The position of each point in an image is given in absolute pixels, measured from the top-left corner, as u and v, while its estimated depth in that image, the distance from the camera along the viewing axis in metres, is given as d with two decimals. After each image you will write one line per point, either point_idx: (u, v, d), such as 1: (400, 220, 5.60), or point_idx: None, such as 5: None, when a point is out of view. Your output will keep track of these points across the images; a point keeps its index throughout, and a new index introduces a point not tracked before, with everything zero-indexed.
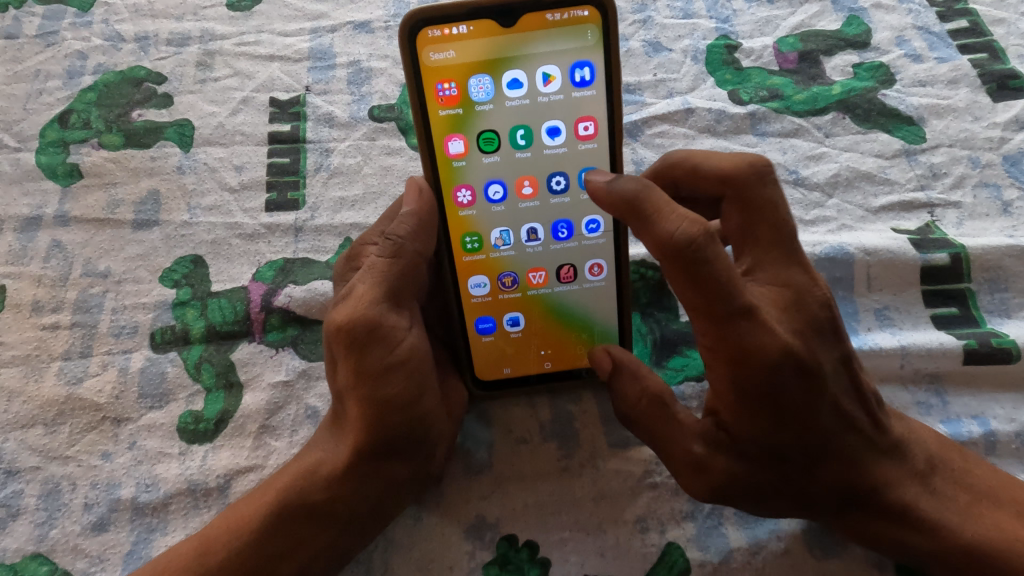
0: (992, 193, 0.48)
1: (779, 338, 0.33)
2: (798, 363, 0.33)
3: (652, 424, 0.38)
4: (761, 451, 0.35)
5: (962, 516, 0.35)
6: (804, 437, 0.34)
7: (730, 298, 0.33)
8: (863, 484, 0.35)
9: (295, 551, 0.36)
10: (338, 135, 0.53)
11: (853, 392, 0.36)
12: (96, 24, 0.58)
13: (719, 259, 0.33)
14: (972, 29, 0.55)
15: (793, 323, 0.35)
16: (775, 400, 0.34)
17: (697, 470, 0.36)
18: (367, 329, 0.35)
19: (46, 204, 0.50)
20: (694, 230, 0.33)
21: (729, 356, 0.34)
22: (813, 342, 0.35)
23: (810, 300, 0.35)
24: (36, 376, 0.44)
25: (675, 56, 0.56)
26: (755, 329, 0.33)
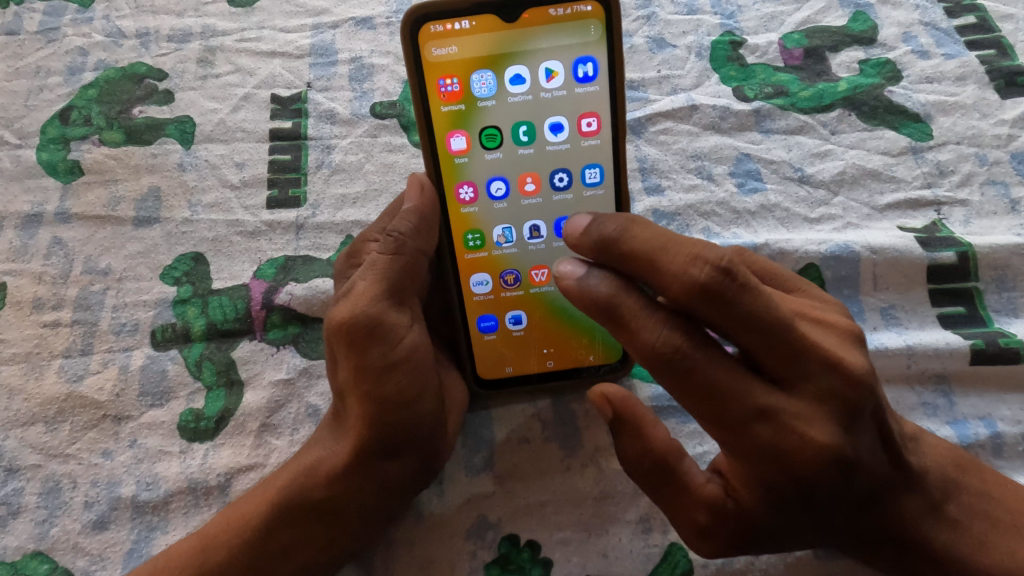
0: (1000, 190, 0.48)
1: (799, 446, 0.30)
2: (838, 464, 0.30)
3: (655, 481, 0.36)
4: (779, 527, 0.33)
5: (978, 546, 0.34)
6: (826, 510, 0.32)
7: (728, 407, 0.30)
8: (878, 526, 0.33)
9: (295, 549, 0.36)
10: (339, 132, 0.53)
11: (883, 447, 0.32)
12: (96, 20, 0.58)
13: (707, 363, 0.30)
14: (980, 25, 0.54)
15: (822, 417, 0.30)
16: (805, 494, 0.31)
17: (705, 537, 0.35)
18: (368, 327, 0.35)
19: (47, 201, 0.50)
20: (676, 337, 0.31)
21: (743, 460, 0.31)
22: (844, 430, 0.30)
23: (835, 383, 0.30)
24: (36, 374, 0.44)
25: (679, 52, 0.55)
26: (768, 437, 0.30)
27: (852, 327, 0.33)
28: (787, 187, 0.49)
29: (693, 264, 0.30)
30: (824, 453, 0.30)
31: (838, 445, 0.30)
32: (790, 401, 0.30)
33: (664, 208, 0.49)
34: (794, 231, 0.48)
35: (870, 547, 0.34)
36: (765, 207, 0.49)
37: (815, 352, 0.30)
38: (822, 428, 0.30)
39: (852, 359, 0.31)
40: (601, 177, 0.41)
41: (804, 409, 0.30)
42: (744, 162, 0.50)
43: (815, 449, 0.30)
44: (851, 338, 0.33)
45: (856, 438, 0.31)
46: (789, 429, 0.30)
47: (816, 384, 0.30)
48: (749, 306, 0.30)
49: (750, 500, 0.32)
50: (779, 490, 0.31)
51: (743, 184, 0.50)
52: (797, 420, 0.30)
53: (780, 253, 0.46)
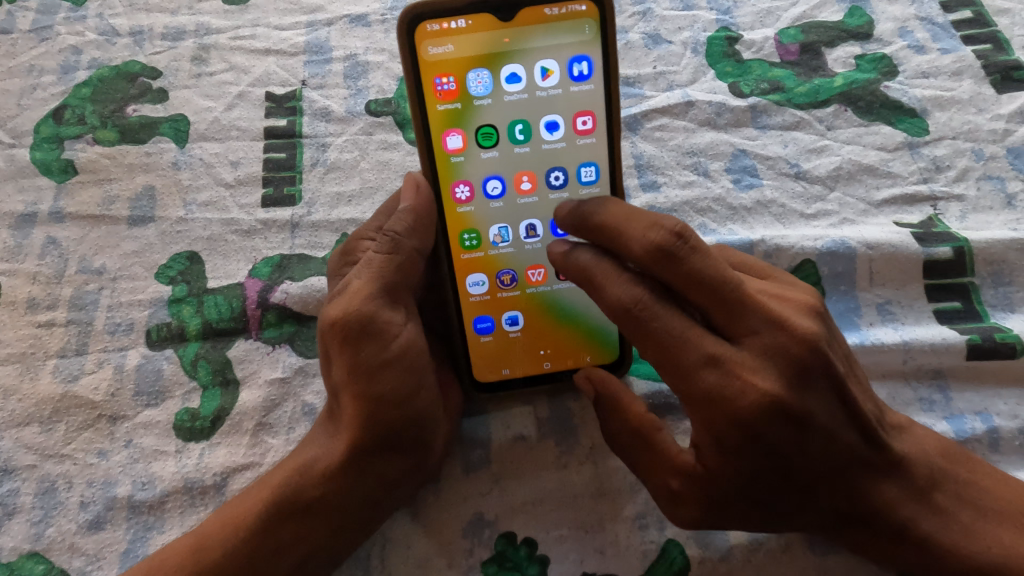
0: (996, 185, 0.48)
1: (742, 393, 0.31)
2: (783, 414, 0.31)
3: (632, 455, 0.37)
4: (744, 493, 0.33)
5: (966, 533, 0.33)
6: (788, 475, 0.33)
7: (678, 355, 0.32)
8: (852, 505, 0.34)
9: (290, 548, 0.36)
10: (334, 130, 0.53)
11: (846, 416, 0.33)
12: (90, 19, 0.58)
13: (661, 316, 0.33)
14: (976, 20, 0.54)
15: (767, 371, 0.32)
16: (757, 448, 0.32)
17: (678, 507, 0.35)
18: (361, 324, 0.35)
19: (41, 201, 0.50)
20: (637, 290, 0.33)
21: (694, 411, 0.32)
22: (788, 384, 0.31)
23: (779, 339, 0.32)
24: (32, 374, 0.44)
25: (675, 48, 0.55)
26: (712, 384, 0.32)
27: (811, 299, 0.34)
28: (783, 183, 0.49)
29: (651, 227, 0.33)
30: (766, 402, 0.31)
31: (781, 397, 0.31)
32: (735, 353, 0.32)
33: (660, 205, 0.49)
34: (790, 227, 0.48)
35: (850, 530, 0.34)
36: (761, 204, 0.48)
37: (761, 312, 0.32)
38: (764, 377, 0.31)
39: (797, 321, 0.32)
40: (597, 175, 0.41)
41: (750, 361, 0.32)
42: (740, 158, 0.50)
43: (757, 396, 0.31)
44: (811, 307, 0.34)
45: (806, 396, 0.32)
46: (733, 378, 0.32)
47: (761, 339, 0.32)
48: (698, 264, 0.32)
49: (712, 461, 0.33)
50: (733, 443, 0.32)
51: (740, 180, 0.49)
52: (741, 370, 0.32)
53: (776, 249, 0.46)
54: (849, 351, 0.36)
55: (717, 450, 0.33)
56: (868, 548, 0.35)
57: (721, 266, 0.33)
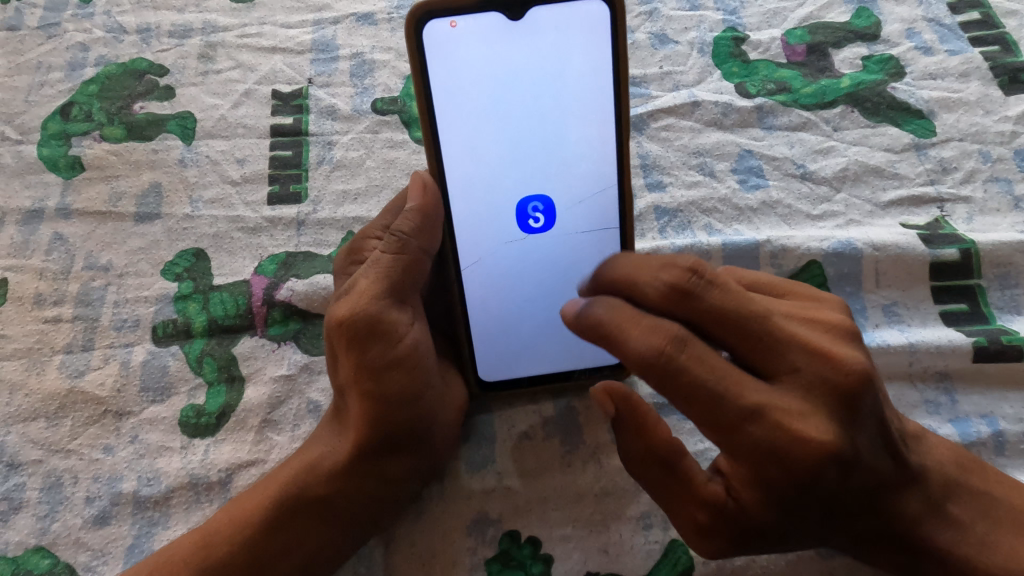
0: (1003, 187, 0.48)
1: (798, 442, 0.29)
2: (837, 460, 0.30)
3: (656, 480, 0.35)
4: (781, 526, 0.32)
5: (981, 545, 0.34)
6: (828, 508, 0.31)
7: (723, 408, 0.30)
8: (879, 525, 0.33)
9: (297, 547, 0.36)
10: (340, 128, 0.53)
11: (882, 445, 0.32)
12: (97, 16, 0.58)
13: (696, 364, 0.30)
14: (984, 21, 0.54)
15: (817, 411, 0.30)
16: (805, 492, 0.30)
17: (703, 534, 0.34)
18: (368, 325, 0.35)
19: (48, 197, 0.50)
20: (655, 340, 0.30)
21: (745, 463, 0.30)
22: (840, 426, 0.30)
23: (828, 377, 0.30)
24: (38, 370, 0.44)
25: (681, 48, 0.55)
26: (765, 437, 0.29)
27: (846, 321, 0.33)
28: (789, 184, 0.49)
29: (664, 269, 0.32)
30: (822, 450, 0.29)
31: (836, 444, 0.29)
32: (781, 396, 0.30)
33: (666, 205, 0.49)
34: (796, 228, 0.48)
35: (870, 544, 0.34)
36: (767, 204, 0.48)
37: (802, 347, 0.30)
38: (818, 422, 0.29)
39: (844, 353, 0.30)
40: (604, 177, 0.41)
41: (798, 405, 0.30)
42: (746, 158, 0.50)
43: (813, 446, 0.29)
44: (848, 331, 0.32)
45: (856, 436, 0.30)
46: (786, 426, 0.29)
47: (805, 378, 0.30)
48: (721, 303, 0.31)
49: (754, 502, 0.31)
50: (782, 490, 0.30)
51: (746, 181, 0.49)
52: (792, 415, 0.30)
53: (782, 250, 0.46)
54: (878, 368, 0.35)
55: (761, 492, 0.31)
56: (883, 561, 0.35)
57: (750, 300, 0.31)
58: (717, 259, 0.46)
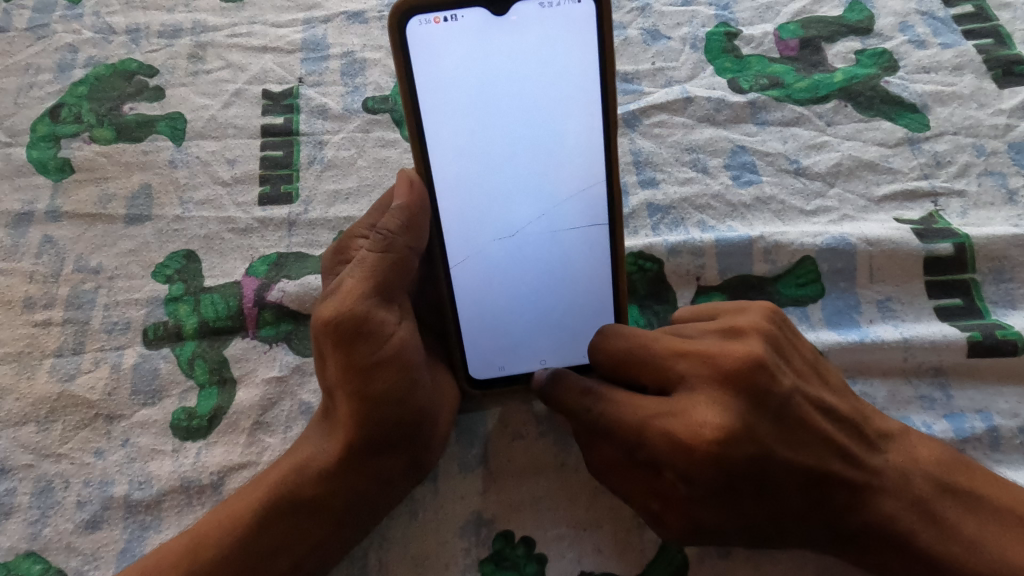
0: (997, 181, 0.47)
1: (686, 437, 0.31)
2: (735, 446, 0.31)
3: (618, 487, 0.36)
4: (727, 525, 0.33)
5: (971, 545, 0.33)
6: (764, 499, 0.33)
7: (623, 423, 0.34)
8: (841, 521, 0.34)
9: (286, 549, 0.36)
10: (331, 128, 0.53)
11: (804, 436, 0.33)
12: (86, 17, 0.57)
13: (606, 404, 0.35)
14: (977, 14, 0.54)
15: (703, 403, 0.32)
16: (720, 484, 0.31)
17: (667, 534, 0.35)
18: (356, 325, 0.35)
19: (38, 200, 0.50)
20: (579, 399, 0.36)
21: (661, 469, 0.32)
22: (730, 414, 0.31)
23: (708, 373, 0.32)
24: (29, 373, 0.44)
25: (674, 44, 0.55)
26: (658, 438, 0.32)
27: (752, 321, 0.35)
28: (783, 179, 0.49)
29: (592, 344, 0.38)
30: (710, 437, 0.31)
31: (723, 431, 0.31)
32: (671, 402, 0.33)
33: (659, 202, 0.48)
34: (789, 223, 0.47)
35: (851, 539, 0.34)
36: (760, 200, 0.48)
37: (684, 356, 0.33)
38: (704, 411, 0.32)
39: (723, 348, 0.33)
40: (594, 173, 0.41)
41: (685, 402, 0.32)
42: (740, 154, 0.50)
43: (704, 439, 0.31)
44: (754, 328, 0.34)
45: (752, 423, 0.32)
46: (673, 424, 0.32)
47: (690, 380, 0.33)
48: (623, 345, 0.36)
49: (692, 502, 0.33)
50: (697, 485, 0.31)
51: (739, 177, 0.49)
52: (680, 412, 0.32)
53: (775, 246, 0.46)
54: (817, 362, 0.37)
55: (689, 492, 0.32)
56: (863, 561, 0.35)
57: (639, 337, 0.36)
58: (711, 255, 0.46)
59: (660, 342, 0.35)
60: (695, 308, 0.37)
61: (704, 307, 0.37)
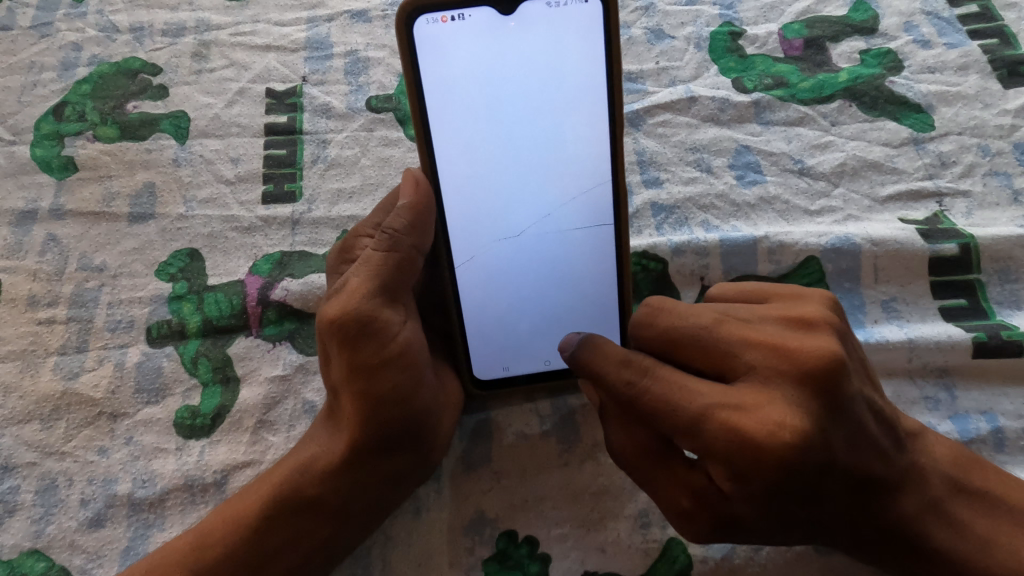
0: (1002, 181, 0.47)
1: (757, 434, 0.30)
2: (806, 451, 0.30)
3: (643, 467, 0.35)
4: (760, 521, 0.32)
5: (981, 545, 0.33)
6: (812, 501, 0.31)
7: (682, 409, 0.31)
8: (867, 522, 0.33)
9: (291, 547, 0.36)
10: (335, 127, 0.53)
11: (860, 438, 0.32)
12: (90, 15, 0.57)
13: (660, 384, 0.32)
14: (983, 14, 0.54)
15: (778, 400, 0.30)
16: (779, 485, 0.30)
17: (690, 523, 0.33)
18: (361, 323, 0.35)
19: (41, 197, 0.50)
20: (625, 373, 0.33)
21: (716, 462, 0.31)
22: (804, 413, 0.30)
23: (784, 368, 0.31)
24: (32, 371, 0.44)
25: (678, 43, 0.55)
26: (723, 431, 0.30)
27: (820, 312, 0.33)
28: (787, 179, 0.49)
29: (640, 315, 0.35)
30: (785, 438, 0.29)
31: (800, 434, 0.29)
32: (737, 392, 0.31)
33: (663, 201, 0.48)
34: (794, 224, 0.47)
35: (866, 539, 0.34)
36: (765, 200, 0.48)
37: (755, 346, 0.32)
38: (781, 409, 0.30)
39: (801, 343, 0.31)
40: (599, 174, 0.41)
41: (756, 396, 0.31)
42: (744, 154, 0.50)
43: (778, 438, 0.29)
44: (824, 324, 0.33)
45: (824, 426, 0.30)
46: (744, 418, 0.30)
47: (762, 373, 0.31)
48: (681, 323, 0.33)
49: (737, 499, 0.31)
50: (758, 485, 0.30)
51: (743, 176, 0.49)
52: (751, 406, 0.30)
53: (780, 245, 0.46)
54: (865, 359, 0.35)
55: (740, 489, 0.31)
56: (873, 558, 0.35)
57: (701, 317, 0.33)
58: (714, 255, 0.46)
59: (725, 327, 0.33)
60: (738, 292, 0.37)
61: (750, 290, 0.37)
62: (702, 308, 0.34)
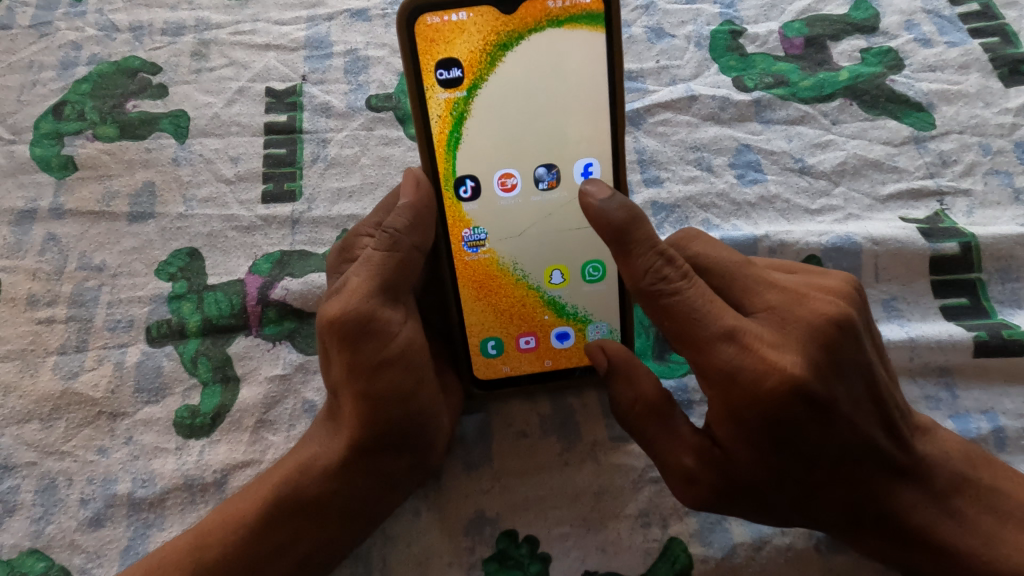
0: (1003, 180, 0.47)
1: (762, 359, 0.31)
2: (806, 391, 0.31)
3: (647, 424, 0.36)
4: (758, 479, 0.33)
5: (984, 540, 0.33)
6: (810, 464, 0.32)
7: (706, 324, 0.32)
8: (872, 505, 0.33)
9: (291, 546, 0.36)
10: (335, 126, 0.52)
11: (867, 409, 0.33)
12: (90, 14, 0.57)
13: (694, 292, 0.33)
14: (983, 13, 0.54)
15: (793, 342, 0.32)
16: (775, 425, 0.31)
17: (692, 486, 0.35)
18: (360, 323, 0.35)
19: (41, 197, 0.50)
20: (666, 269, 0.34)
21: (717, 381, 0.32)
22: (813, 353, 0.31)
23: (801, 312, 0.32)
24: (32, 371, 0.44)
25: (678, 42, 0.55)
26: (730, 349, 0.32)
27: (842, 282, 0.35)
28: (788, 178, 0.49)
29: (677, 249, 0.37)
30: (789, 369, 0.31)
31: (807, 375, 0.31)
32: (755, 324, 0.33)
33: (663, 200, 0.48)
34: (794, 222, 0.47)
35: (867, 527, 0.34)
36: (765, 199, 0.48)
37: (778, 292, 0.34)
38: (790, 346, 0.31)
39: (819, 298, 0.33)
40: (600, 173, 0.41)
41: (774, 336, 0.32)
42: (744, 153, 0.50)
43: (783, 368, 0.31)
44: (846, 292, 0.34)
45: (833, 380, 0.31)
46: (755, 344, 0.32)
47: (779, 314, 0.33)
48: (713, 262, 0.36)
49: (733, 438, 0.33)
50: (755, 421, 0.31)
51: (744, 176, 0.49)
52: (767, 342, 0.32)
53: (780, 245, 0.46)
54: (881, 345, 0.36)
55: (738, 425, 0.32)
56: (878, 550, 0.34)
57: (732, 260, 0.36)
58: None
59: (751, 272, 0.35)
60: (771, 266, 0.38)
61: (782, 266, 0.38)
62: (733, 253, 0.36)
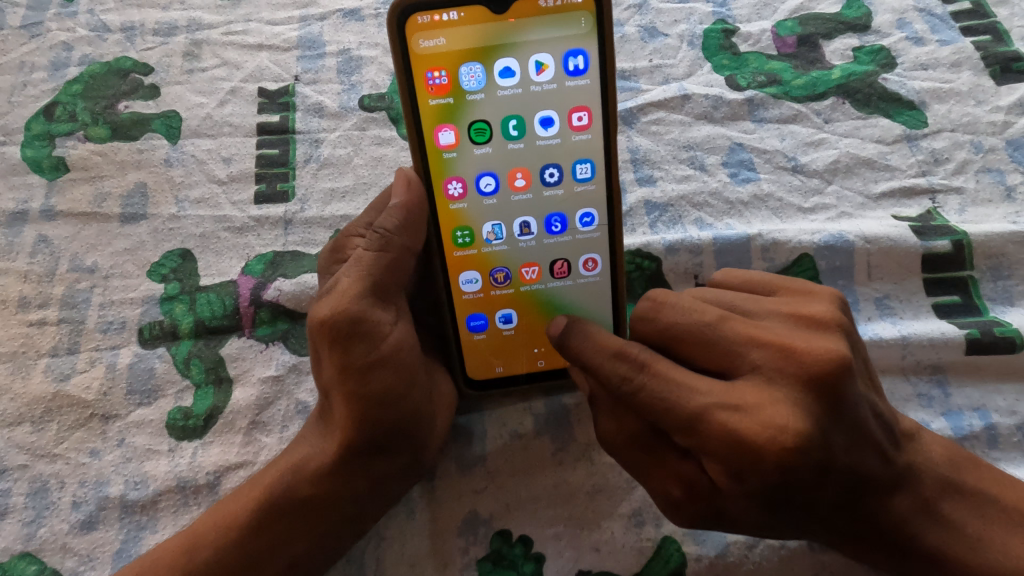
0: (995, 178, 0.47)
1: (755, 438, 0.30)
2: (804, 457, 0.30)
3: (634, 457, 0.36)
4: (756, 520, 0.33)
5: (972, 543, 0.33)
6: (808, 501, 0.32)
7: (680, 406, 0.32)
8: (862, 522, 0.34)
9: (283, 549, 0.36)
10: (328, 126, 0.52)
11: (861, 443, 0.32)
12: (81, 15, 0.57)
13: (655, 383, 0.33)
14: (975, 11, 0.54)
15: (780, 401, 0.31)
16: (778, 488, 0.31)
17: (680, 513, 0.34)
18: (351, 324, 0.34)
19: (32, 198, 0.49)
20: (621, 367, 0.34)
21: (713, 459, 0.31)
22: (806, 418, 0.30)
23: (789, 368, 0.31)
24: (23, 373, 0.43)
25: (671, 41, 0.55)
26: (720, 432, 0.31)
27: (829, 311, 0.34)
28: (780, 176, 0.49)
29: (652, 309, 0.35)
30: (785, 443, 0.30)
31: (800, 439, 0.30)
32: (739, 390, 0.32)
33: (656, 200, 0.48)
34: (788, 221, 0.47)
35: (857, 537, 0.34)
36: (758, 197, 0.48)
37: (759, 345, 0.32)
38: (783, 412, 0.30)
39: (807, 345, 0.32)
40: (592, 172, 0.41)
41: (759, 396, 0.31)
42: (737, 151, 0.50)
43: (776, 445, 0.30)
44: (835, 326, 0.33)
45: (827, 431, 0.31)
46: (744, 420, 0.31)
47: (766, 372, 0.32)
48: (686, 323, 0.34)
49: (731, 495, 0.32)
50: (756, 483, 0.31)
51: (737, 174, 0.49)
52: (751, 407, 0.31)
53: (773, 244, 0.46)
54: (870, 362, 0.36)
55: (736, 486, 0.31)
56: (869, 558, 0.35)
57: (702, 313, 0.34)
58: (708, 253, 0.46)
59: (726, 325, 0.34)
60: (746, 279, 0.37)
61: (760, 281, 0.37)
62: (704, 304, 0.35)
